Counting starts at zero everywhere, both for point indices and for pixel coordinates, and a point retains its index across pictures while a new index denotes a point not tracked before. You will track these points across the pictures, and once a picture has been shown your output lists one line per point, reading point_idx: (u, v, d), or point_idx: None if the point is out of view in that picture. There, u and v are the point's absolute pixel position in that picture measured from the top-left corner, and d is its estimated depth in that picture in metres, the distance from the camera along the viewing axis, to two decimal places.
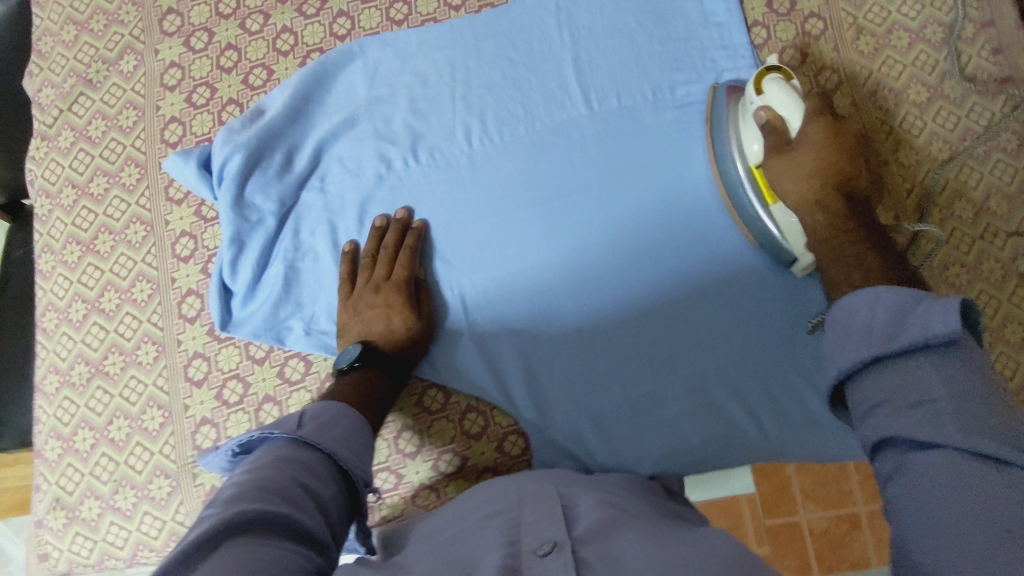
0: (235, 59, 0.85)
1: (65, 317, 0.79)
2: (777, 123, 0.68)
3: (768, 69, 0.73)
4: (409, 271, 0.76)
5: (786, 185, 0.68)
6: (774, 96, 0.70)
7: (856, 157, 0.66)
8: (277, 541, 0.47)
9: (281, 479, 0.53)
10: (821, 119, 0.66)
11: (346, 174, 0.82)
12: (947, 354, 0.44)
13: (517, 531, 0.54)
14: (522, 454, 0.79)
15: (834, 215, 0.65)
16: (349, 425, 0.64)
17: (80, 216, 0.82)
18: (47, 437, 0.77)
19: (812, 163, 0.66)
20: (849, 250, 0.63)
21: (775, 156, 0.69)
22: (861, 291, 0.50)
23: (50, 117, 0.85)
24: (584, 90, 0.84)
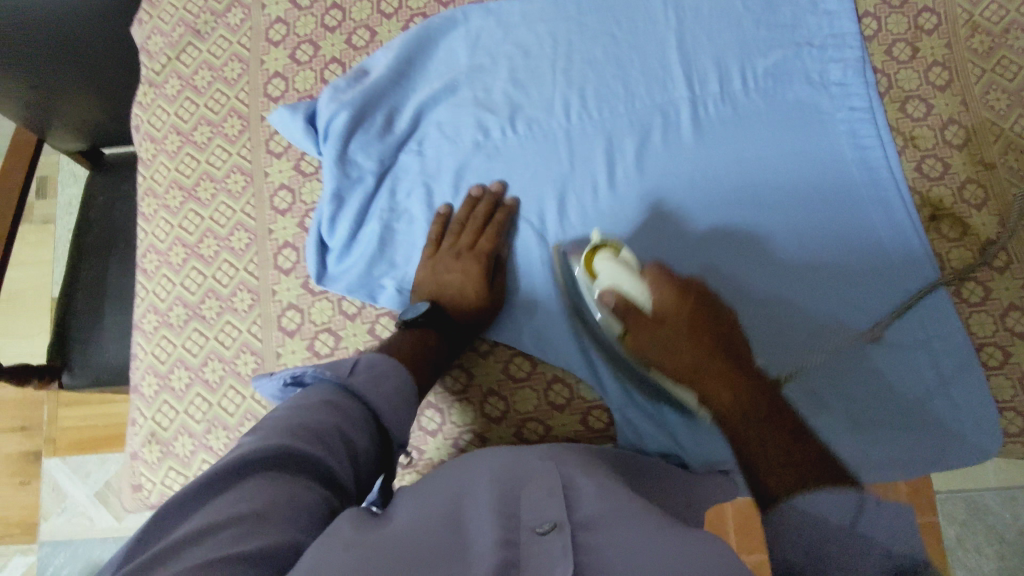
0: (340, 18, 0.85)
1: (165, 260, 0.82)
2: (628, 303, 0.69)
3: (596, 246, 0.73)
4: (491, 245, 0.78)
5: (669, 358, 0.68)
6: (608, 275, 0.70)
7: (715, 314, 0.69)
8: (302, 484, 0.51)
9: (319, 423, 0.57)
10: (672, 288, 0.68)
11: (444, 140, 0.82)
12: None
13: (516, 500, 0.52)
14: (605, 428, 0.78)
15: (742, 393, 0.64)
16: (399, 382, 0.66)
17: (183, 162, 0.83)
18: (144, 373, 0.80)
19: (687, 329, 0.67)
20: (774, 437, 0.59)
21: (643, 331, 0.69)
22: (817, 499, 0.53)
23: (158, 64, 0.86)
24: (686, 73, 0.83)
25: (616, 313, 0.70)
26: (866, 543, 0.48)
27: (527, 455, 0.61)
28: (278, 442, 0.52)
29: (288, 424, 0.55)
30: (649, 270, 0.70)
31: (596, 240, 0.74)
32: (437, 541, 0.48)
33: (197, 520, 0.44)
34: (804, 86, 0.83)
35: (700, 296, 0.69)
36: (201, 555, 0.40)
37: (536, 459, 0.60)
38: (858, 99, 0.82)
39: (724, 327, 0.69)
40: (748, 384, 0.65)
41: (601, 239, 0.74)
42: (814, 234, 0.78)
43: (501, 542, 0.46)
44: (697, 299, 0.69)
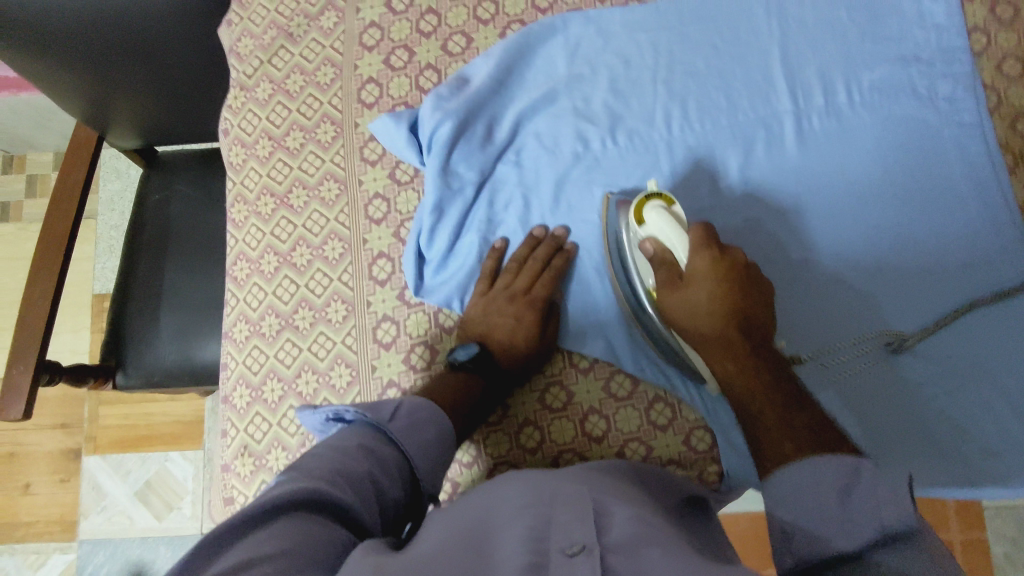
0: (435, 23, 0.84)
1: (256, 268, 0.81)
2: (665, 256, 0.68)
3: (649, 194, 0.71)
4: (546, 291, 0.75)
5: (688, 326, 0.66)
6: (655, 226, 0.69)
7: (750, 292, 0.65)
8: (337, 526, 0.47)
9: (358, 465, 0.53)
10: (707, 250, 0.66)
11: (543, 150, 0.80)
12: (903, 543, 0.46)
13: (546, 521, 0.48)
14: (708, 450, 0.73)
15: (746, 368, 0.63)
16: (438, 433, 0.62)
17: (275, 168, 0.82)
18: (235, 383, 0.79)
19: (709, 299, 0.65)
20: (772, 408, 0.60)
21: (670, 289, 0.67)
22: (810, 462, 0.54)
23: (249, 68, 0.85)
24: (789, 86, 0.81)
25: (652, 266, 0.70)
26: (852, 517, 0.49)
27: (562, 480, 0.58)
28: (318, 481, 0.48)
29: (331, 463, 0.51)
30: (694, 230, 0.67)
31: (652, 188, 0.72)
32: (460, 560, 0.45)
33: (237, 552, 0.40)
34: (912, 101, 0.80)
35: (741, 272, 0.65)
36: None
37: (573, 488, 0.56)
38: (969, 114, 0.79)
39: (757, 299, 0.66)
40: (757, 362, 0.63)
41: (657, 188, 0.71)
42: (925, 254, 0.76)
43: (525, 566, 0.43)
44: (735, 272, 0.65)
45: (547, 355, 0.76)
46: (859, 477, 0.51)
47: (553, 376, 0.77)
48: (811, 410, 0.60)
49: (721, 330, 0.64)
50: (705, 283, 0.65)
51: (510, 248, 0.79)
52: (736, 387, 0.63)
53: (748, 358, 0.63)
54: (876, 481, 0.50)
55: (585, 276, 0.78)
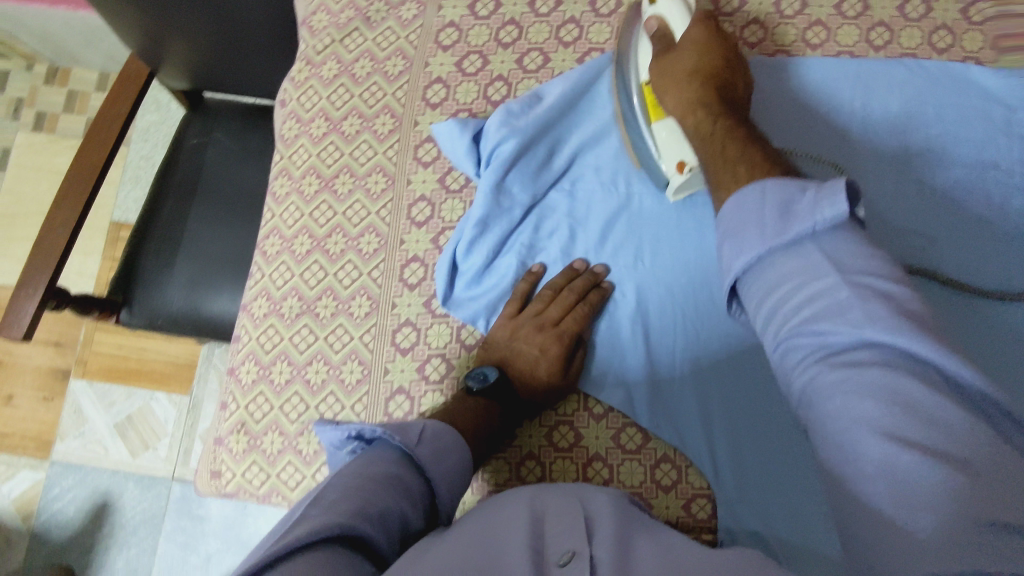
0: (515, 35, 0.82)
1: (288, 247, 0.79)
2: (666, 34, 0.71)
3: None
4: (575, 327, 0.72)
5: (669, 91, 0.69)
6: (664, 7, 0.73)
7: (732, 65, 0.70)
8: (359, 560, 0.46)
9: (388, 491, 0.52)
10: (703, 24, 0.70)
11: (598, 185, 0.79)
12: (837, 237, 0.48)
13: (539, 534, 0.48)
14: (707, 520, 0.71)
15: (714, 112, 0.66)
16: (460, 461, 0.61)
17: (326, 150, 0.81)
18: (245, 358, 0.78)
19: (691, 62, 0.69)
20: (732, 142, 0.62)
21: (661, 56, 0.71)
22: (749, 188, 0.54)
23: (320, 43, 0.85)
24: (860, 168, 0.78)
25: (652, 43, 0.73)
26: (789, 220, 0.49)
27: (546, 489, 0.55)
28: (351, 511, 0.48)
29: (355, 496, 0.50)
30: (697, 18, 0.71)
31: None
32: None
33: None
34: (986, 208, 0.76)
35: (726, 49, 0.70)
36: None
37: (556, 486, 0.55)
38: None
39: (736, 70, 0.70)
40: (727, 112, 0.66)
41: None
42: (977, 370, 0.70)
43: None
44: (723, 46, 0.70)
45: (563, 394, 0.73)
46: (803, 193, 0.50)
47: (565, 415, 0.75)
48: (768, 145, 0.62)
49: (697, 88, 0.67)
50: (687, 51, 0.69)
51: (546, 275, 0.77)
52: (701, 137, 0.65)
53: (722, 109, 0.66)
54: (822, 192, 0.49)
55: (617, 320, 0.76)
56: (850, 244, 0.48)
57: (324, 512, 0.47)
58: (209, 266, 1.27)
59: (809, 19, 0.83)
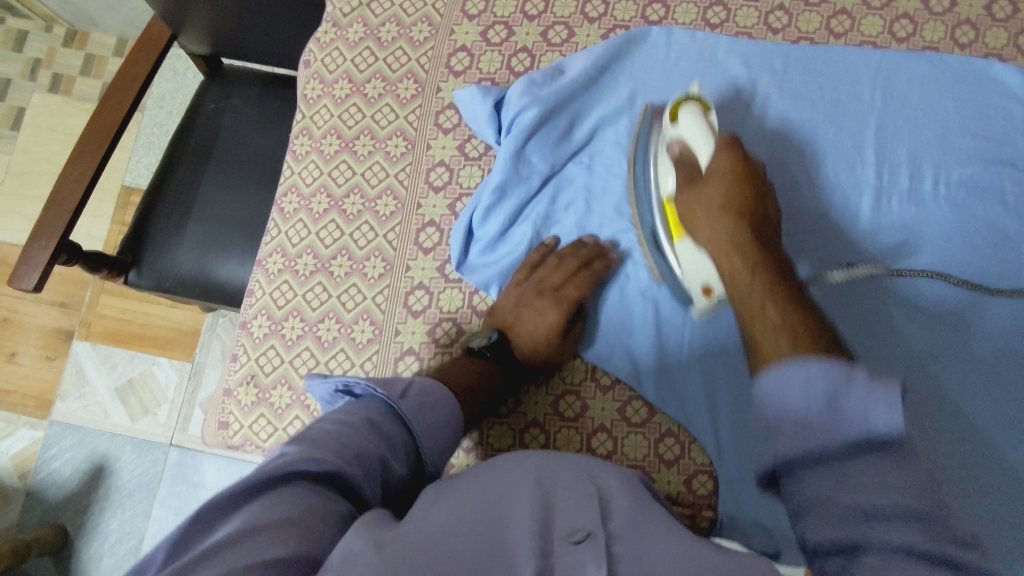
0: (541, 8, 0.83)
1: (305, 205, 0.80)
2: (687, 158, 0.69)
3: (689, 98, 0.71)
4: (575, 294, 0.73)
5: (699, 224, 0.64)
6: (686, 127, 0.69)
7: (764, 200, 0.64)
8: (340, 499, 0.47)
9: (367, 437, 0.53)
10: (729, 151, 0.65)
11: (616, 160, 0.79)
12: (888, 452, 0.42)
13: (548, 505, 0.47)
14: (707, 496, 0.72)
15: (750, 261, 0.59)
16: (448, 416, 0.62)
17: (348, 112, 0.82)
18: (257, 313, 0.78)
19: (722, 198, 0.63)
20: (771, 298, 0.56)
21: (686, 190, 0.67)
22: (790, 364, 0.47)
23: (347, 6, 0.85)
24: (877, 159, 0.78)
25: (674, 165, 0.70)
26: (838, 419, 0.44)
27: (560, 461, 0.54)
28: (326, 452, 0.48)
29: (340, 436, 0.51)
30: (722, 137, 0.67)
31: (692, 94, 0.72)
32: (466, 547, 0.43)
33: (233, 524, 0.41)
34: (1000, 204, 0.76)
35: (758, 178, 0.65)
36: (253, 550, 0.39)
37: (566, 462, 0.54)
38: None
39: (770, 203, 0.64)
40: (763, 260, 0.59)
41: (698, 94, 0.72)
42: (977, 363, 0.72)
43: (533, 561, 0.42)
44: (754, 175, 0.64)
45: (558, 359, 0.74)
46: (849, 385, 0.44)
47: (573, 385, 0.76)
48: (813, 306, 0.55)
49: (731, 226, 0.62)
50: (716, 187, 0.64)
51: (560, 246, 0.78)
52: (736, 287, 0.59)
53: (758, 254, 0.60)
54: (874, 388, 0.43)
55: (629, 293, 0.77)
56: (896, 463, 0.42)
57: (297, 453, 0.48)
58: (220, 231, 1.27)
59: (834, 8, 0.84)
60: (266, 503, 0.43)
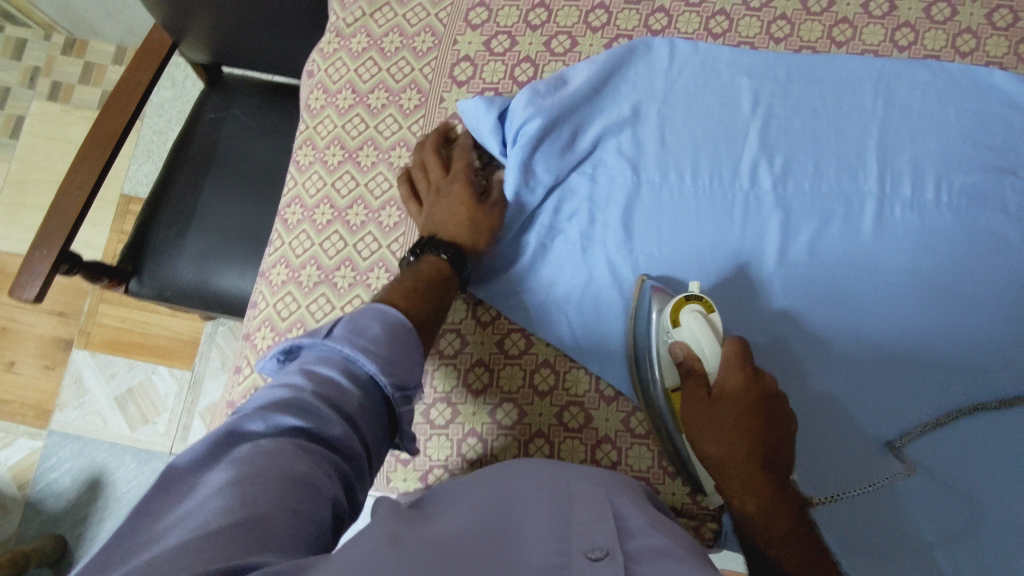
0: (544, 18, 0.83)
1: (309, 216, 0.80)
2: (695, 363, 0.67)
3: (688, 296, 0.70)
4: (465, 165, 0.76)
5: (708, 442, 0.64)
6: (688, 331, 0.68)
7: (775, 417, 0.64)
8: (299, 443, 0.47)
9: (299, 385, 0.51)
10: (733, 371, 0.65)
11: (619, 171, 0.79)
12: None
13: (565, 520, 0.47)
14: (713, 508, 0.72)
15: (765, 500, 0.62)
16: (389, 325, 0.58)
17: (351, 122, 0.82)
18: (260, 324, 0.78)
19: (733, 421, 0.63)
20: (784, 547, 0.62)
21: (697, 402, 0.66)
22: None
23: (350, 16, 0.85)
24: (880, 169, 0.78)
25: (680, 367, 0.68)
26: None
27: (574, 475, 0.56)
28: (259, 416, 0.48)
29: (281, 392, 0.51)
30: (728, 341, 0.66)
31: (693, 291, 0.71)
32: (480, 551, 0.43)
33: (183, 505, 0.42)
34: (1002, 214, 0.76)
35: (769, 399, 0.64)
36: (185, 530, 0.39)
37: (578, 477, 0.55)
38: None
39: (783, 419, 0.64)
40: (775, 499, 0.63)
41: (699, 292, 0.70)
42: (964, 379, 0.73)
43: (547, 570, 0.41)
44: (764, 391, 0.64)
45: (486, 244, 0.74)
46: None
47: (577, 396, 0.75)
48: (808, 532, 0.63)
49: (745, 462, 0.63)
50: (729, 407, 0.64)
51: (563, 256, 0.78)
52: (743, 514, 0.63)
53: (766, 490, 0.62)
54: None
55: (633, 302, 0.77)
56: None
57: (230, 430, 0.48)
58: (222, 242, 1.27)
59: (836, 16, 0.84)
60: (210, 476, 0.44)
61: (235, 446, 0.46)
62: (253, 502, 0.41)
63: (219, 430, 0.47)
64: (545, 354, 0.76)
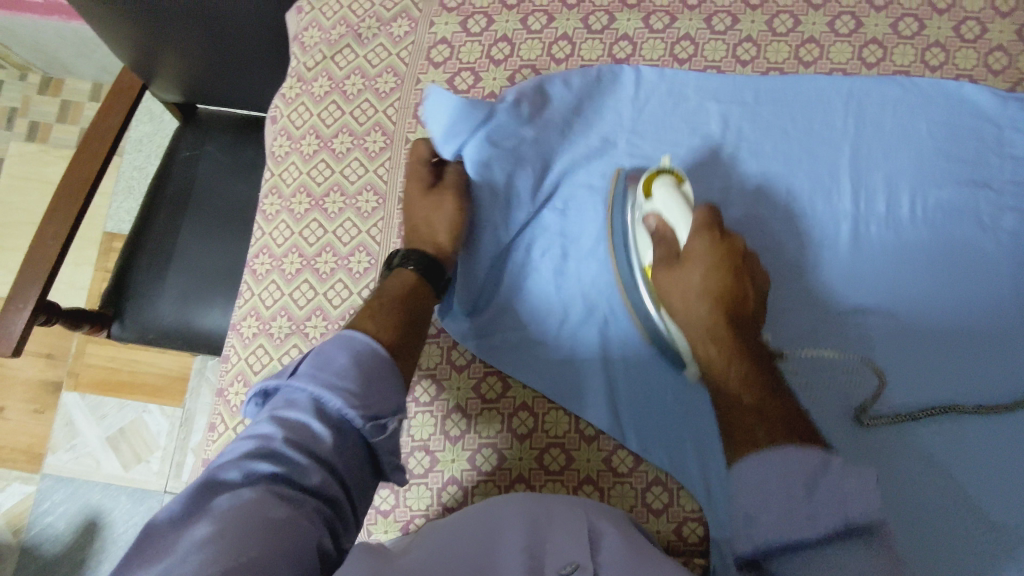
0: (507, 52, 0.82)
1: (278, 266, 0.79)
2: (666, 233, 0.68)
3: (661, 171, 0.71)
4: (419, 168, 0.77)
5: (676, 301, 0.66)
6: (660, 202, 0.69)
7: (743, 276, 0.65)
8: (274, 496, 0.45)
9: (272, 432, 0.49)
10: (704, 235, 0.65)
11: (589, 203, 0.78)
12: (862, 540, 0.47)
13: (539, 535, 0.51)
14: (699, 544, 0.71)
15: (726, 348, 0.61)
16: (355, 356, 0.55)
17: (316, 168, 0.81)
18: (233, 379, 0.77)
19: (698, 281, 0.65)
20: (747, 388, 0.59)
21: (665, 266, 0.67)
22: (761, 461, 0.51)
23: (311, 60, 0.85)
24: (854, 188, 0.77)
25: (652, 240, 0.70)
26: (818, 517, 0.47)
27: (552, 502, 0.57)
28: (234, 470, 0.46)
29: (255, 441, 0.48)
30: (699, 209, 0.67)
31: (665, 164, 0.72)
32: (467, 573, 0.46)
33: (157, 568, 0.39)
34: (976, 228, 0.75)
35: (738, 257, 0.65)
36: None
37: (554, 503, 0.56)
38: None
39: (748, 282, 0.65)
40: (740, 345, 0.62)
41: (669, 165, 0.71)
42: (954, 398, 0.71)
43: None
44: (732, 254, 0.65)
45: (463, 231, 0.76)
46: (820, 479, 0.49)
47: (557, 437, 0.74)
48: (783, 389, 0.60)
49: (709, 316, 0.63)
50: (692, 268, 0.65)
51: (535, 294, 0.77)
52: (710, 370, 0.62)
53: (729, 335, 0.62)
54: (844, 480, 0.48)
55: (611, 336, 0.75)
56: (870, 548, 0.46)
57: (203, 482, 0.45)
58: (203, 281, 1.26)
59: (802, 36, 0.83)
60: (191, 532, 0.41)
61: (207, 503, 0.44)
62: (244, 555, 0.40)
63: (195, 483, 0.45)
64: (523, 397, 0.75)
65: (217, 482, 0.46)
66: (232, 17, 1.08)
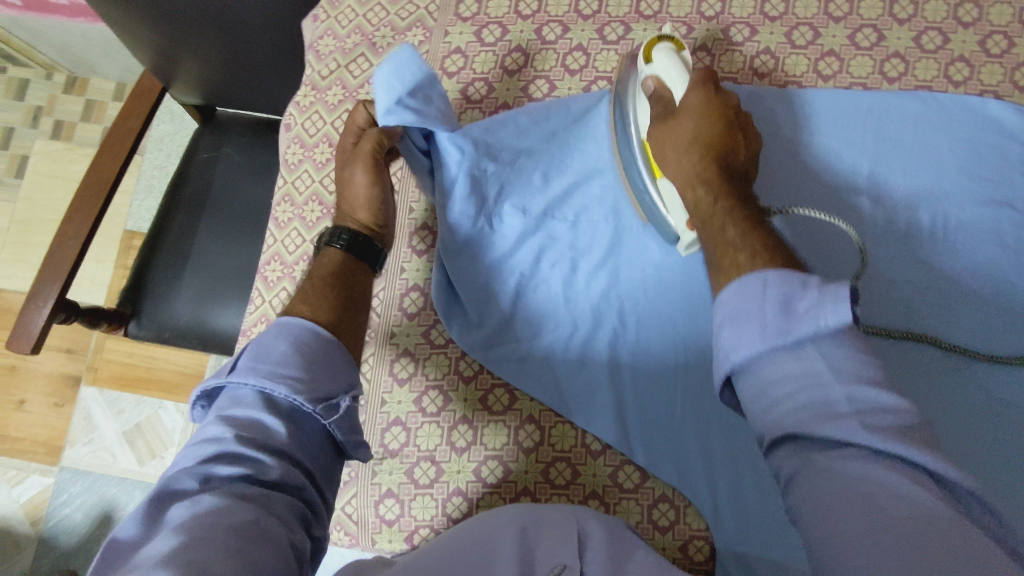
0: (521, 63, 0.83)
1: (289, 273, 0.79)
2: (664, 95, 0.67)
3: (661, 36, 0.69)
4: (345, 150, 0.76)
5: (671, 158, 0.64)
6: (660, 65, 0.68)
7: (737, 132, 0.64)
8: (236, 498, 0.47)
9: (225, 433, 0.50)
10: (700, 88, 0.65)
11: (599, 215, 0.78)
12: (837, 341, 0.47)
13: (529, 542, 0.51)
14: (705, 563, 0.70)
15: (716, 194, 0.61)
16: (295, 345, 0.56)
17: (329, 176, 0.81)
18: None
19: (692, 132, 0.64)
20: (733, 224, 0.58)
21: (659, 121, 0.66)
22: (749, 277, 0.52)
23: (326, 68, 0.85)
24: (872, 205, 0.75)
25: (649, 104, 0.69)
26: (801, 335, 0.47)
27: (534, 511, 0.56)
28: (192, 480, 0.48)
29: (207, 445, 0.50)
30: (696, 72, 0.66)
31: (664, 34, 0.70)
32: None
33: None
34: (1000, 248, 0.73)
35: (733, 111, 0.65)
36: None
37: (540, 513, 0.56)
38: None
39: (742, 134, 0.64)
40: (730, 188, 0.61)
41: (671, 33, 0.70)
42: (978, 424, 0.68)
43: None
44: (728, 108, 0.65)
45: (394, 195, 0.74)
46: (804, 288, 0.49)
47: (563, 451, 0.74)
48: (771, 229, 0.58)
49: (699, 164, 0.63)
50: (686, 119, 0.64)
51: (543, 305, 0.77)
52: (699, 214, 0.61)
53: (721, 182, 0.61)
54: (824, 294, 0.47)
55: (619, 349, 0.74)
56: (848, 352, 0.47)
57: (162, 494, 0.47)
58: (218, 282, 1.28)
59: (821, 49, 0.81)
60: (151, 546, 0.43)
61: (165, 515, 0.45)
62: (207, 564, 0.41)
63: (151, 495, 0.47)
64: (529, 410, 0.75)
65: (177, 491, 0.47)
66: (251, 20, 1.09)
